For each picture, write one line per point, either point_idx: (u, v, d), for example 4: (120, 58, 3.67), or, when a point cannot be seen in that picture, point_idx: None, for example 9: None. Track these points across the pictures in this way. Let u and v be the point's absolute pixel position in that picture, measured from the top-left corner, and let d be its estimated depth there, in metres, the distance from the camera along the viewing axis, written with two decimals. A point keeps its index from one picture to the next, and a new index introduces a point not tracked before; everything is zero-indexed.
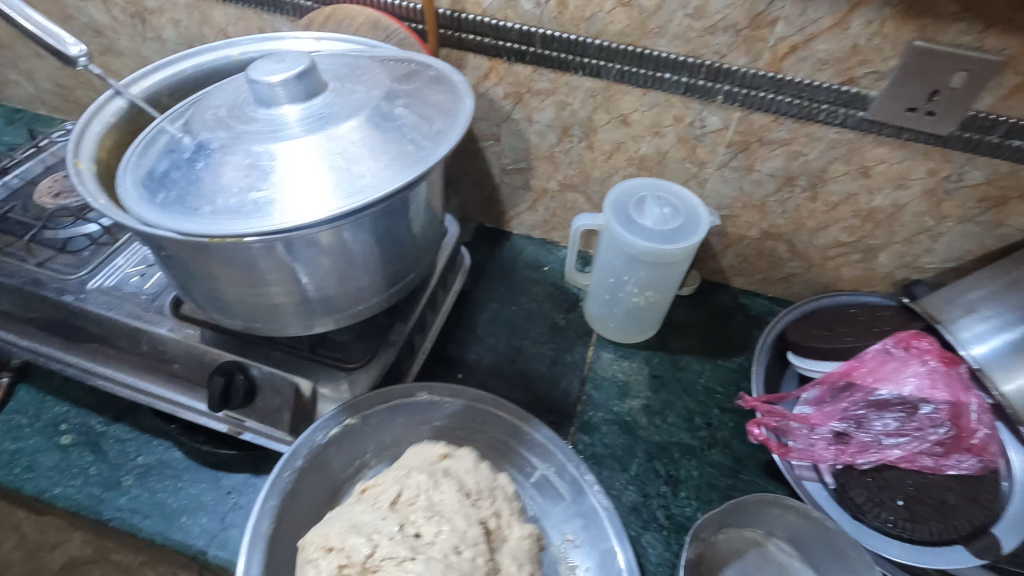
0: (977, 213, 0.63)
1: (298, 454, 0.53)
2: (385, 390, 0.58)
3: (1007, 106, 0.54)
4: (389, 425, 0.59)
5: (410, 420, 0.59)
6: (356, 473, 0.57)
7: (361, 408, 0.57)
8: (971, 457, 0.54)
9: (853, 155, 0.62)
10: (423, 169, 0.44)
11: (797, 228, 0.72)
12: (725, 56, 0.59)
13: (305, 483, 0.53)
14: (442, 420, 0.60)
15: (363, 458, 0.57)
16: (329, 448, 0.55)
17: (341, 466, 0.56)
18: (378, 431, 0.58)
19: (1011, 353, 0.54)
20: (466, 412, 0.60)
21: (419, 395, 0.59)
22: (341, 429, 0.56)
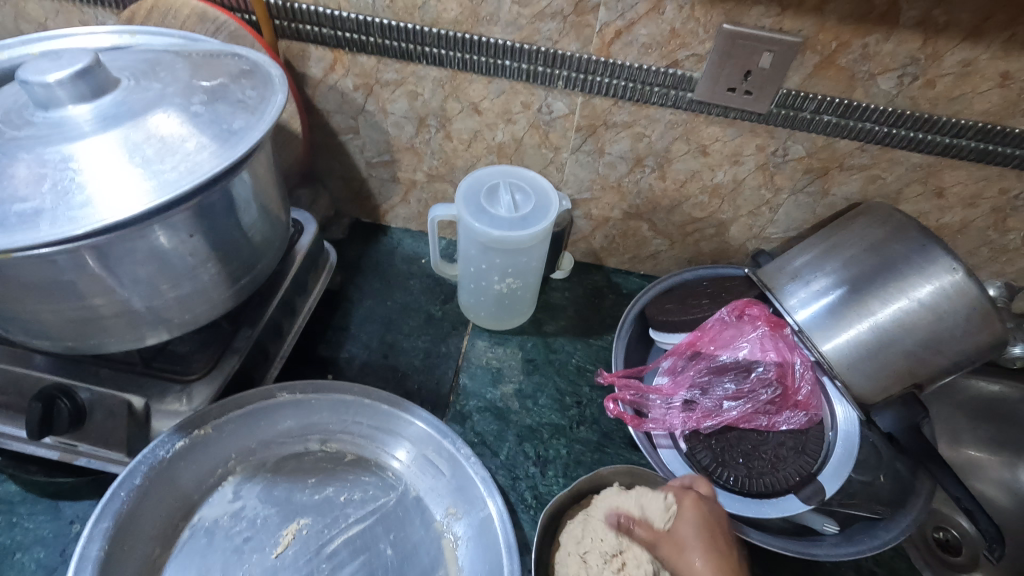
0: (806, 184, 0.68)
1: (135, 472, 0.51)
2: (236, 397, 0.56)
3: (811, 83, 0.58)
4: (252, 429, 0.58)
5: (275, 419, 0.59)
6: (218, 479, 0.56)
7: (211, 417, 0.55)
8: (798, 412, 0.59)
9: (691, 134, 0.65)
10: (229, 161, 0.43)
11: (654, 207, 0.75)
12: (558, 42, 0.60)
13: (154, 497, 0.52)
14: (308, 416, 0.60)
15: (225, 465, 0.56)
16: (179, 462, 0.53)
17: (198, 478, 0.55)
18: (238, 435, 0.57)
19: (827, 315, 0.57)
20: (332, 405, 0.60)
21: (278, 396, 0.58)
22: (188, 441, 0.54)
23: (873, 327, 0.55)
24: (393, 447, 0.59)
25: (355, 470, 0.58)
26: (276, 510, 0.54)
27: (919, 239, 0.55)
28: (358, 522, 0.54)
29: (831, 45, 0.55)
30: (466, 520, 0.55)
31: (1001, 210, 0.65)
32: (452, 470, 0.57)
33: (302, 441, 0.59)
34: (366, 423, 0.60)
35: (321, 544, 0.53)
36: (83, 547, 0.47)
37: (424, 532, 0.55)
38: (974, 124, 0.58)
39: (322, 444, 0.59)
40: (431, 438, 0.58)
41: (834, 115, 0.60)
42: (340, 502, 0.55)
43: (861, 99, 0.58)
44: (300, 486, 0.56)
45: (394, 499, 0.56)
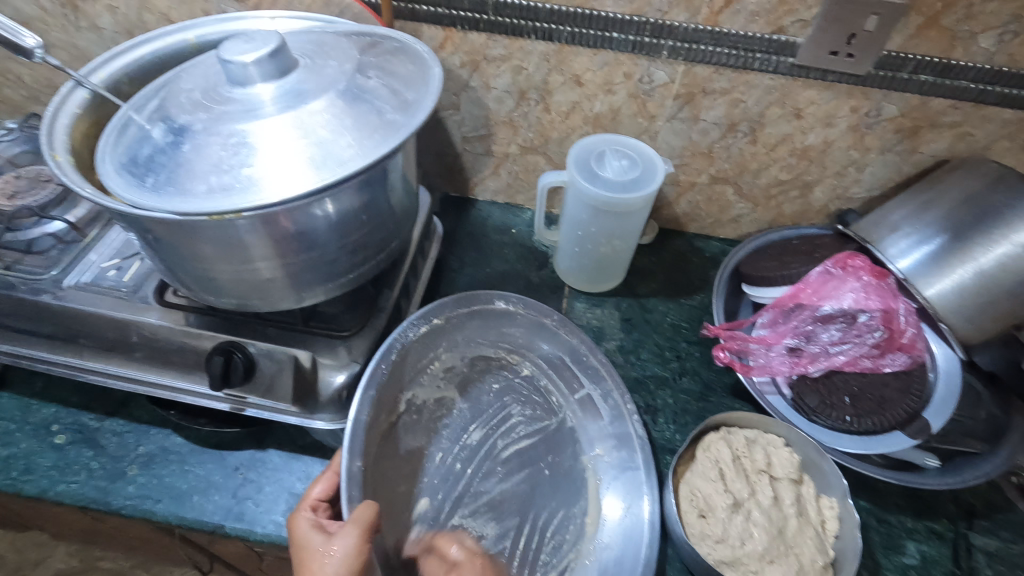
0: (895, 143, 0.71)
1: (394, 348, 0.61)
2: (467, 295, 0.69)
3: (913, 44, 0.61)
4: (465, 326, 0.69)
5: (483, 323, 0.69)
6: (428, 363, 0.65)
7: (445, 310, 0.67)
8: (901, 354, 0.63)
9: (787, 99, 0.69)
10: (400, 141, 0.47)
11: (742, 171, 0.78)
12: (667, 13, 0.63)
13: (398, 370, 0.62)
14: (508, 329, 0.70)
15: (435, 354, 0.66)
16: (416, 343, 0.64)
17: (416, 359, 0.64)
18: (451, 336, 0.68)
19: (928, 263, 0.62)
20: (528, 328, 0.70)
21: (495, 303, 0.69)
22: (429, 327, 0.66)
23: (976, 271, 0.59)
24: (571, 378, 0.67)
25: (528, 385, 0.66)
26: (468, 407, 0.64)
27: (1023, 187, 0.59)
28: (526, 438, 0.62)
29: (937, 6, 0.58)
30: (614, 466, 0.61)
31: None
32: (613, 419, 0.63)
33: (494, 347, 0.69)
34: (551, 351, 0.69)
35: (497, 450, 0.61)
36: (355, 411, 0.56)
37: (573, 461, 0.61)
38: None
39: (509, 352, 0.69)
40: (604, 383, 0.65)
41: (932, 75, 0.63)
42: (513, 416, 0.64)
43: (960, 58, 0.61)
44: (485, 390, 0.65)
45: (555, 423, 0.64)
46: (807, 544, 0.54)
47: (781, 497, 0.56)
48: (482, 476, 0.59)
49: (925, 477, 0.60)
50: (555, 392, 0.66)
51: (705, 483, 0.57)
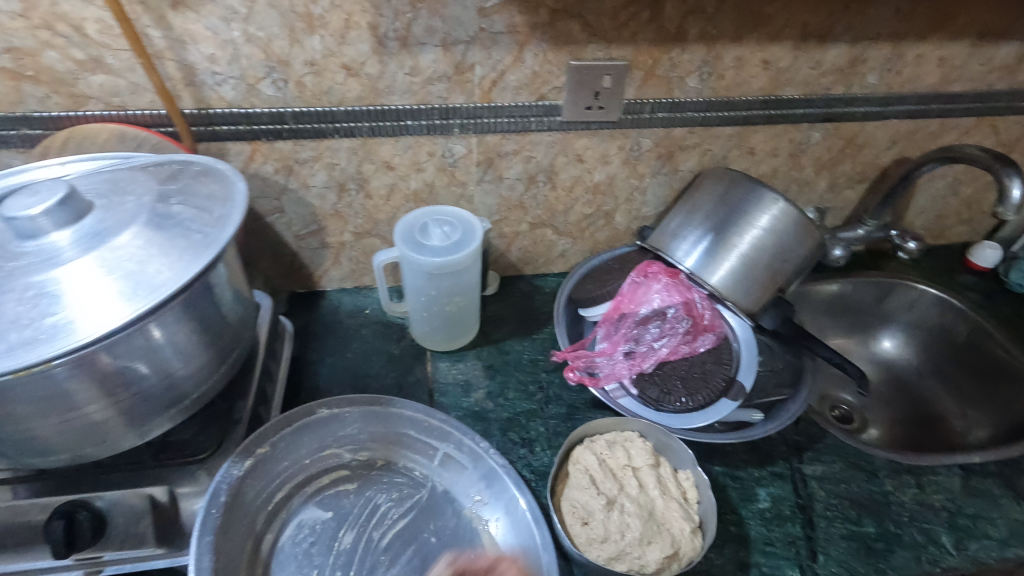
0: (660, 167, 0.86)
1: (220, 491, 0.57)
2: (286, 414, 0.66)
3: (644, 92, 0.77)
4: (298, 443, 0.66)
5: (315, 436, 0.67)
6: (270, 500, 0.62)
7: (267, 437, 0.63)
8: (708, 334, 0.75)
9: (567, 148, 0.81)
10: (214, 256, 0.49)
11: (553, 214, 0.90)
12: (448, 98, 0.73)
13: (236, 511, 0.58)
14: (342, 429, 0.69)
15: (275, 481, 0.63)
16: (248, 480, 0.60)
17: (254, 494, 0.61)
18: (283, 460, 0.64)
19: (706, 258, 0.76)
20: (364, 419, 0.69)
21: (319, 411, 0.68)
22: (254, 459, 0.61)
23: (739, 257, 0.74)
24: (423, 447, 0.69)
25: (387, 472, 0.68)
26: (331, 516, 0.63)
27: (749, 184, 0.75)
28: (401, 518, 0.64)
29: (649, 62, 0.74)
30: (492, 502, 0.65)
31: (794, 154, 0.89)
32: (474, 462, 0.68)
33: (338, 452, 0.68)
34: (399, 428, 0.70)
35: (374, 542, 0.61)
36: (196, 562, 0.53)
37: (456, 518, 0.65)
38: (756, 98, 0.80)
39: (356, 452, 0.68)
40: (453, 437, 0.69)
41: (665, 112, 0.79)
42: (380, 506, 0.64)
43: (680, 96, 0.78)
44: (344, 493, 0.65)
45: (426, 493, 0.66)
46: (677, 518, 0.61)
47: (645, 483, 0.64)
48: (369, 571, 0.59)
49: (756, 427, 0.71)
50: (415, 465, 0.68)
51: (581, 493, 0.63)
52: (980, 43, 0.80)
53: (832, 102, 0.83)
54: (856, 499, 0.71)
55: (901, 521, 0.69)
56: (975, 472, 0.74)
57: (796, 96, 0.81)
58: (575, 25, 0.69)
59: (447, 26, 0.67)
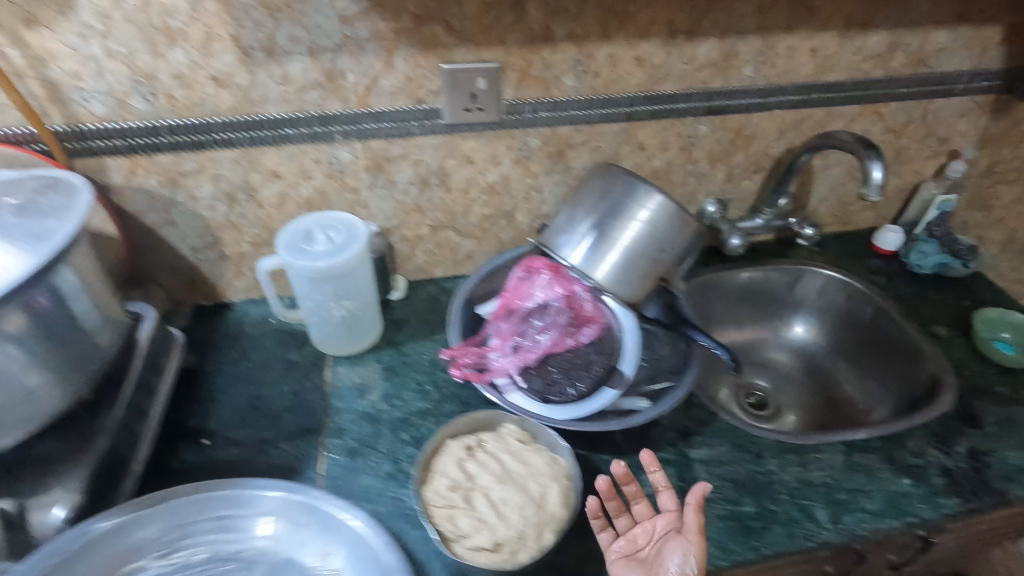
0: (552, 166, 0.88)
1: None
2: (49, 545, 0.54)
3: (522, 92, 0.78)
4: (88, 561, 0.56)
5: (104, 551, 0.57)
6: None
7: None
8: (591, 325, 0.75)
9: (455, 151, 0.83)
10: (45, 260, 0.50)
11: (452, 216, 0.91)
12: (324, 105, 0.74)
13: None
14: (140, 530, 0.59)
15: None
16: None
17: None
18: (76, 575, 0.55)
19: (592, 254, 0.75)
20: (160, 509, 0.60)
21: (101, 523, 0.57)
22: None
23: (624, 251, 0.74)
24: (246, 522, 0.62)
25: (208, 563, 0.60)
26: None
27: (629, 180, 0.76)
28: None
29: (521, 64, 0.76)
30: (338, 549, 0.62)
31: (685, 148, 0.91)
32: (309, 517, 0.62)
33: (140, 554, 0.59)
34: (212, 510, 0.62)
35: None
36: None
37: None
38: (637, 95, 0.82)
39: (164, 553, 0.59)
40: (278, 500, 0.63)
41: (548, 111, 0.81)
42: None
43: (559, 95, 0.80)
44: None
45: (263, 566, 0.60)
46: (539, 461, 0.66)
47: (488, 463, 0.67)
48: None
49: (640, 414, 0.72)
50: (241, 540, 0.62)
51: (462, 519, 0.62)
52: (849, 33, 0.82)
53: (714, 95, 0.85)
54: (738, 481, 0.72)
55: (780, 500, 0.70)
56: (858, 448, 0.76)
57: (676, 91, 0.83)
58: (440, 30, 0.71)
59: (311, 35, 0.68)
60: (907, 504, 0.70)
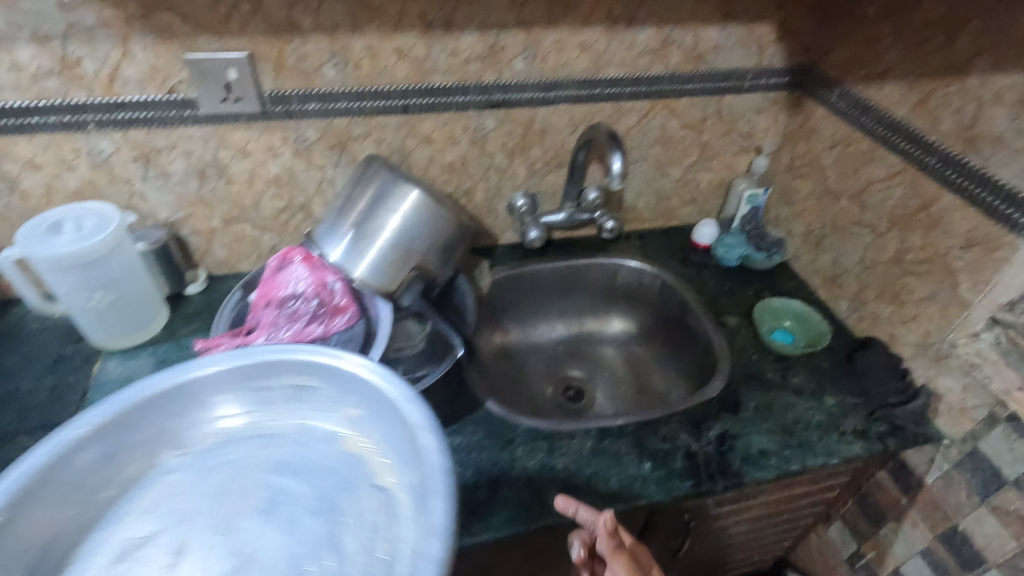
0: (338, 158, 0.88)
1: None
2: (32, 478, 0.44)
3: (282, 83, 0.79)
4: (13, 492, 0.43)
5: None
6: (127, 543, 0.48)
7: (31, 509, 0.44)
8: (343, 314, 0.76)
9: (226, 142, 0.83)
10: None
11: (243, 208, 0.91)
12: (68, 93, 0.74)
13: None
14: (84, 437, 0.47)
15: (60, 526, 0.46)
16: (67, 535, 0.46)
17: (44, 541, 0.45)
18: (80, 479, 0.47)
19: (351, 250, 0.74)
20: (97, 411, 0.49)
21: (69, 443, 0.46)
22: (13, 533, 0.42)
23: (382, 248, 0.74)
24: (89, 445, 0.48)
25: (137, 469, 0.52)
26: (161, 530, 0.49)
27: (389, 176, 0.76)
28: (142, 492, 0.51)
29: (274, 54, 0.76)
30: (227, 441, 0.55)
31: (476, 141, 0.92)
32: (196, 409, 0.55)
33: (133, 449, 0.51)
34: (85, 450, 0.48)
35: (282, 494, 0.51)
36: None
37: (262, 456, 0.54)
38: (408, 87, 0.83)
39: (127, 462, 0.51)
40: (151, 406, 0.52)
41: (316, 103, 0.81)
42: (219, 488, 0.52)
43: (323, 87, 0.80)
44: (169, 497, 0.51)
45: (167, 470, 0.53)
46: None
47: None
48: (311, 515, 0.50)
49: None
50: (146, 449, 0.52)
51: None
52: (615, 28, 0.84)
53: (491, 89, 0.86)
54: (480, 467, 0.72)
55: (514, 485, 0.70)
56: (612, 433, 0.77)
57: (449, 84, 0.84)
58: (174, 19, 0.71)
59: (31, 21, 0.68)
60: (642, 486, 0.71)
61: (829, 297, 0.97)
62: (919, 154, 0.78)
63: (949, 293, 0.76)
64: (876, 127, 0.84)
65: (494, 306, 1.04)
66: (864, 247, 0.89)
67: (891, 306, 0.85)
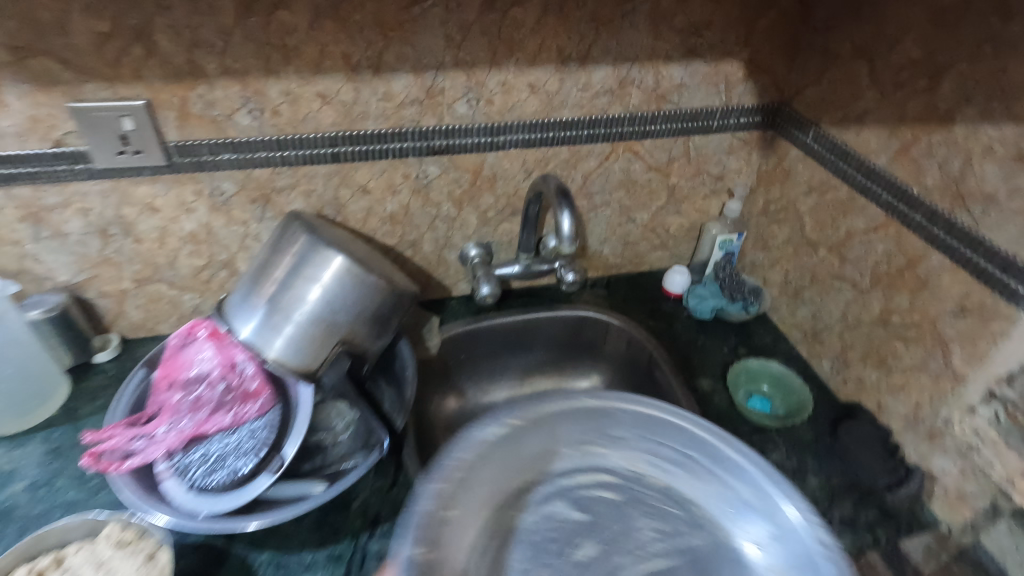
0: (262, 212, 0.79)
1: (410, 520, 0.51)
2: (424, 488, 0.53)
3: (188, 132, 0.69)
4: (483, 470, 0.57)
5: None
6: (445, 553, 0.52)
7: (452, 502, 0.54)
8: (255, 398, 0.65)
9: (129, 197, 0.73)
10: None
11: (156, 267, 0.81)
12: None
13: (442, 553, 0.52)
14: (517, 460, 0.60)
15: (449, 510, 0.53)
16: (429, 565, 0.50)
17: (457, 551, 0.53)
18: (485, 474, 0.57)
19: (263, 326, 0.65)
20: (570, 402, 0.62)
21: (510, 421, 0.60)
22: (442, 517, 0.53)
23: (298, 324, 0.65)
24: (581, 415, 0.63)
25: (603, 438, 0.63)
26: (581, 517, 0.59)
27: (308, 240, 0.67)
28: (580, 472, 0.62)
29: (176, 101, 0.67)
30: (648, 454, 0.62)
31: (419, 191, 0.83)
32: (636, 433, 0.62)
33: (580, 447, 0.63)
34: (546, 436, 0.62)
35: (591, 546, 0.57)
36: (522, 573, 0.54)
37: (620, 468, 0.63)
38: (336, 134, 0.74)
39: (576, 452, 0.63)
40: (545, 417, 0.61)
41: (230, 153, 0.72)
42: (638, 524, 0.59)
43: (237, 136, 0.71)
44: (607, 495, 0.61)
45: (615, 479, 0.62)
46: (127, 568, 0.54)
47: None
48: (609, 545, 0.58)
49: (297, 504, 0.62)
50: (627, 439, 0.63)
51: None
52: (566, 68, 0.76)
53: (431, 135, 0.77)
54: None
55: None
56: None
57: (383, 130, 0.75)
58: (52, 64, 0.62)
59: None
60: None
61: (810, 355, 0.89)
62: (902, 207, 0.70)
63: (941, 364, 0.68)
64: (855, 174, 0.76)
65: (444, 367, 0.94)
66: (846, 304, 0.81)
67: (877, 371, 0.77)
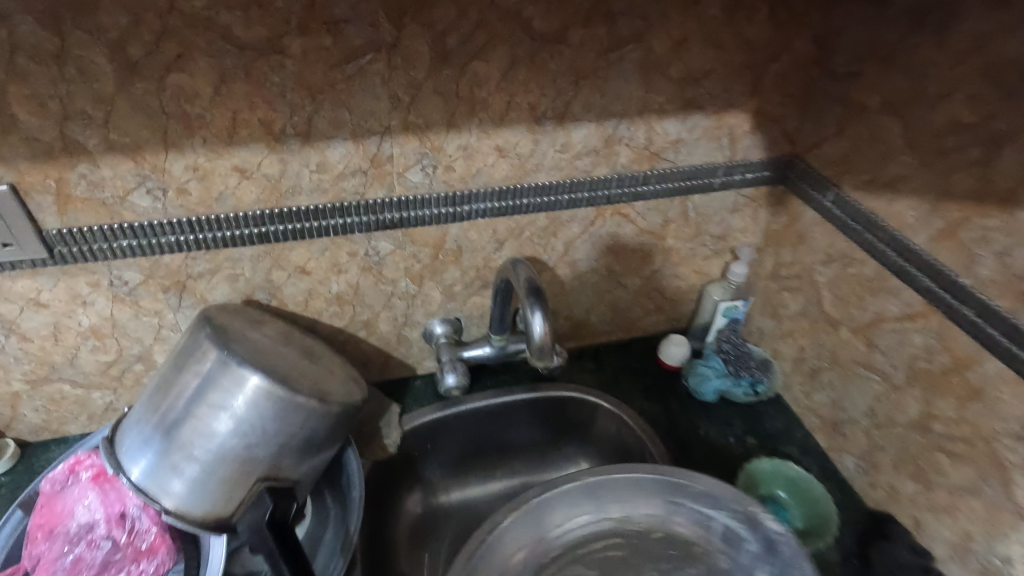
0: (177, 301, 0.65)
1: None
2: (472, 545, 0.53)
3: (72, 218, 0.56)
4: (511, 526, 0.56)
5: None
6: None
7: (509, 530, 0.55)
8: (152, 558, 0.53)
9: (6, 293, 0.60)
10: None
11: (52, 366, 0.67)
12: None
13: None
14: (554, 514, 0.57)
15: None
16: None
17: None
18: (530, 525, 0.56)
19: (156, 465, 0.52)
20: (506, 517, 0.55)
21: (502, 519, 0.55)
22: None
23: (199, 463, 0.52)
24: (567, 520, 0.57)
25: (595, 518, 0.58)
26: None
27: (218, 354, 0.53)
28: (589, 539, 0.57)
29: (51, 184, 0.54)
30: (664, 514, 0.57)
31: (370, 268, 0.70)
32: (639, 496, 0.58)
33: (577, 528, 0.58)
34: (520, 529, 0.56)
35: None
36: None
37: (635, 538, 0.57)
38: (260, 212, 0.61)
39: (582, 534, 0.58)
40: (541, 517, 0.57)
41: (130, 239, 0.59)
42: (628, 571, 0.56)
43: (136, 219, 0.58)
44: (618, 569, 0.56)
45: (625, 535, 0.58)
46: None
47: None
48: None
49: None
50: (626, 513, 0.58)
51: None
52: (540, 128, 0.63)
53: (380, 207, 0.64)
54: None
55: None
56: None
57: (320, 205, 0.62)
58: None
59: None
60: None
61: (830, 447, 0.77)
62: (947, 298, 0.58)
63: (999, 493, 0.56)
64: (887, 251, 0.64)
65: (411, 460, 0.81)
66: (874, 398, 0.69)
67: (915, 483, 0.65)
